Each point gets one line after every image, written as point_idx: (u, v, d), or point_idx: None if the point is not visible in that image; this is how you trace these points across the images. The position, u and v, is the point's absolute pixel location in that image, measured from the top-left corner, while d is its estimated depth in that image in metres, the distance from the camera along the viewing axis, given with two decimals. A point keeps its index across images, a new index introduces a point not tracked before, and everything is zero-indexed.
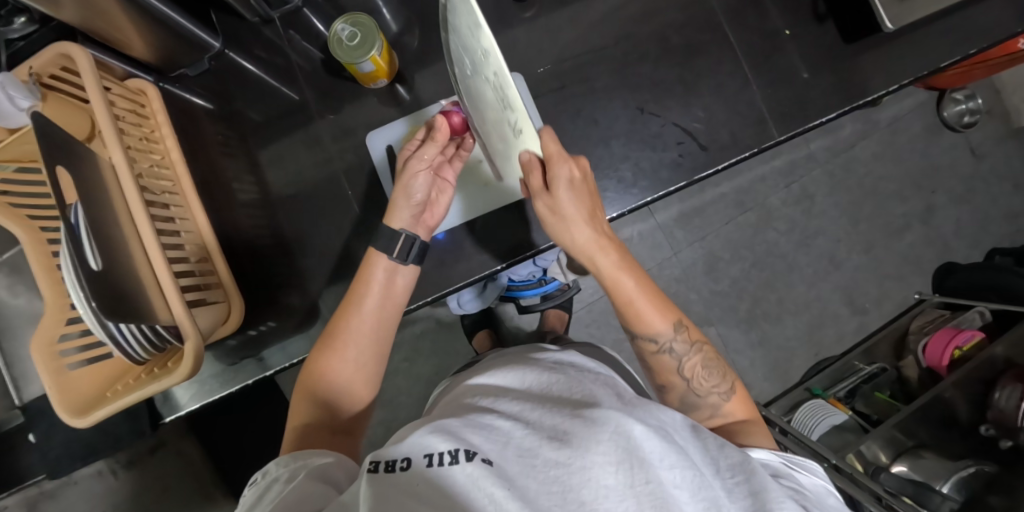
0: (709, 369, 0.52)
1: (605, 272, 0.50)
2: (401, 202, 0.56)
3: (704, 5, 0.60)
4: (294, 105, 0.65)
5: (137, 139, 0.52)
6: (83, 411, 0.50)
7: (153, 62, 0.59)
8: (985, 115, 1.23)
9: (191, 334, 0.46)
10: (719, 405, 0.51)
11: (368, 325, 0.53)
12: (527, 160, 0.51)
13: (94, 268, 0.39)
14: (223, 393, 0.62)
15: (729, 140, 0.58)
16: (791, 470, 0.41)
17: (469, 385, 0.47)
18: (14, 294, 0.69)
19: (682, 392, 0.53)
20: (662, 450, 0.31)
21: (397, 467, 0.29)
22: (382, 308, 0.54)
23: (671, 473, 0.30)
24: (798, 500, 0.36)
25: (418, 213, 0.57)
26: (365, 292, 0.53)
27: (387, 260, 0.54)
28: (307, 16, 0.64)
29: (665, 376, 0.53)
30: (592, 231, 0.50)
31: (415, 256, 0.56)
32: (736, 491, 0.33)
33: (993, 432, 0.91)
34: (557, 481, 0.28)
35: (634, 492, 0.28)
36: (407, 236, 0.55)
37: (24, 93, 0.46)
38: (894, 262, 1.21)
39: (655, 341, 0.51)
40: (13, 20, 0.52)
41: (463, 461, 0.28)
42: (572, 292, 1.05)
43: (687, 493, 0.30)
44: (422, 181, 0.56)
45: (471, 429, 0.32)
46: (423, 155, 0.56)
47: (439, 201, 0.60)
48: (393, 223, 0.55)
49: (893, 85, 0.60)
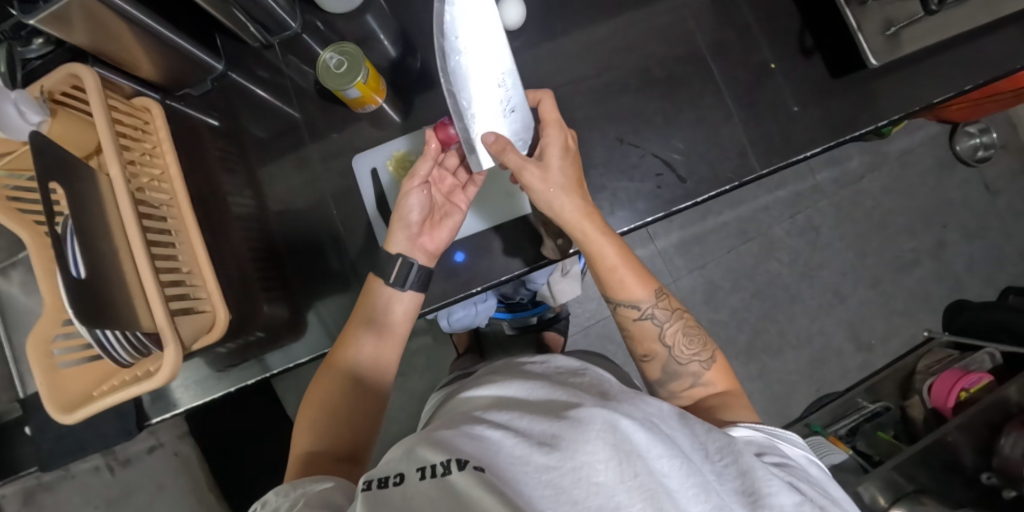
0: (689, 336, 0.55)
1: (588, 239, 0.53)
2: (396, 225, 0.58)
3: (690, 40, 0.61)
4: (292, 125, 0.68)
5: (139, 154, 0.55)
6: (71, 408, 0.52)
7: (158, 81, 0.62)
8: (1000, 149, 1.20)
9: (169, 339, 0.48)
10: (700, 373, 0.53)
11: (367, 352, 0.55)
12: (495, 139, 0.51)
13: (79, 277, 0.42)
14: (206, 398, 0.63)
15: (708, 173, 0.59)
16: (773, 442, 0.42)
17: (461, 395, 0.47)
18: (25, 292, 0.73)
19: (664, 360, 0.55)
20: (649, 440, 0.30)
21: (391, 482, 0.29)
22: (382, 338, 0.56)
23: (660, 464, 0.29)
24: (791, 481, 0.35)
25: (415, 234, 0.58)
26: (361, 322, 0.56)
27: (386, 286, 0.57)
28: (305, 41, 0.67)
29: (648, 345, 0.56)
30: (569, 194, 0.52)
31: (413, 282, 0.57)
32: (726, 473, 0.33)
33: (996, 480, 0.88)
34: (550, 484, 0.28)
35: (625, 486, 0.28)
36: (404, 260, 0.56)
37: (35, 109, 0.50)
38: (903, 297, 1.18)
39: (636, 308, 0.55)
40: (31, 41, 0.55)
41: (456, 470, 0.27)
42: (562, 316, 1.05)
43: (677, 480, 0.29)
44: (416, 201, 0.57)
45: (463, 438, 0.31)
46: (414, 177, 0.57)
47: (446, 225, 0.60)
48: (391, 248, 0.58)
49: (881, 121, 0.59)
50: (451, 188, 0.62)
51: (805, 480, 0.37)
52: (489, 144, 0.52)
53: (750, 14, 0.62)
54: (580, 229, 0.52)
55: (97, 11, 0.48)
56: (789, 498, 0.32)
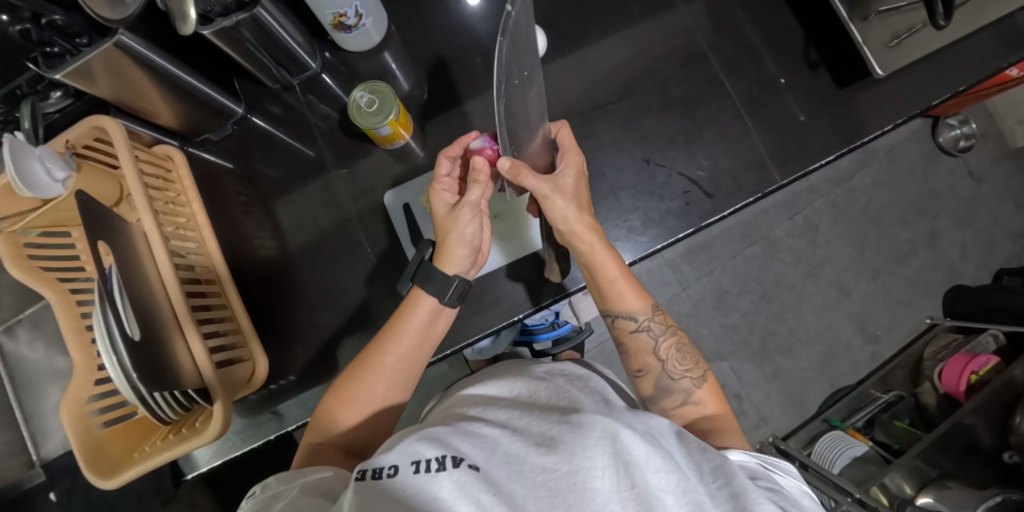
0: (682, 353, 0.54)
1: (593, 253, 0.52)
2: (457, 249, 0.54)
3: (702, 61, 0.64)
4: (310, 163, 0.67)
5: (164, 203, 0.56)
6: (110, 472, 0.50)
7: (177, 128, 0.62)
8: (980, 138, 1.26)
9: (220, 395, 0.50)
10: (691, 390, 0.52)
11: (403, 358, 0.52)
12: (513, 165, 0.47)
13: (134, 338, 0.42)
14: (243, 450, 0.61)
15: (732, 186, 0.61)
16: (768, 470, 0.40)
17: (458, 396, 0.47)
18: (33, 350, 0.70)
19: (657, 375, 0.54)
20: (648, 452, 0.30)
21: (384, 474, 0.28)
22: (419, 342, 0.53)
23: (657, 477, 0.29)
24: (777, 502, 0.34)
25: (472, 257, 0.56)
26: (401, 329, 0.52)
27: (437, 303, 0.53)
28: (326, 80, 0.68)
29: (642, 359, 0.55)
30: (580, 210, 0.52)
31: (463, 297, 0.55)
32: (720, 495, 0.32)
33: (1018, 458, 0.90)
34: (545, 486, 0.28)
35: (619, 496, 0.28)
36: (461, 280, 0.54)
37: (60, 165, 0.50)
38: (904, 287, 1.21)
39: (633, 320, 0.55)
40: (49, 95, 0.54)
41: (450, 468, 0.27)
42: (587, 334, 0.99)
43: (672, 496, 0.29)
44: (474, 227, 0.55)
45: (458, 436, 0.31)
46: (468, 200, 0.53)
47: (484, 238, 0.59)
48: (446, 269, 0.54)
49: (886, 125, 0.62)
50: None
51: (799, 508, 0.35)
52: (505, 169, 0.47)
53: (753, 32, 0.65)
54: (588, 242, 0.52)
55: (118, 62, 0.48)
56: None
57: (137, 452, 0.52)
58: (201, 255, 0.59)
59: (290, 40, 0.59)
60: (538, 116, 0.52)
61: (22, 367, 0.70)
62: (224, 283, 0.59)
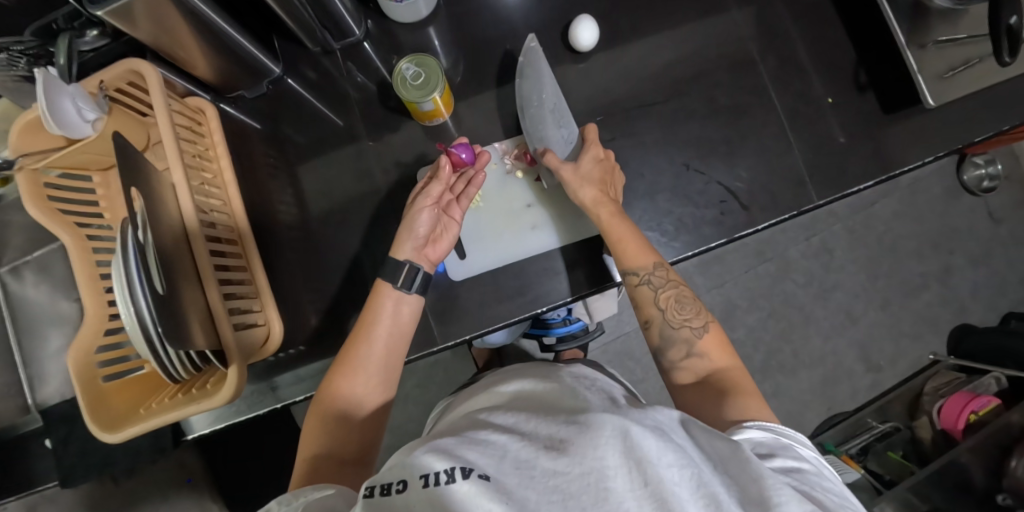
0: (682, 303, 0.52)
1: (599, 217, 0.55)
2: (405, 237, 0.55)
3: (752, 69, 0.63)
4: (341, 132, 0.66)
5: (193, 156, 0.55)
6: (114, 426, 0.49)
7: (211, 81, 0.61)
8: (1004, 180, 1.25)
9: (235, 358, 0.49)
10: (693, 341, 0.50)
11: (380, 351, 0.51)
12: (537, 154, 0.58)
13: (160, 292, 0.40)
14: (247, 416, 0.60)
15: (769, 201, 0.60)
16: (785, 443, 0.37)
17: (466, 408, 0.46)
18: (40, 293, 0.69)
19: (659, 325, 0.52)
20: (660, 447, 0.28)
21: (394, 490, 0.28)
22: (391, 338, 0.52)
23: (670, 472, 0.27)
24: (797, 487, 0.31)
25: (421, 245, 0.56)
26: (373, 320, 0.52)
27: (393, 290, 0.53)
28: (366, 49, 0.66)
29: (644, 311, 0.54)
30: (593, 187, 0.56)
31: (418, 285, 0.54)
32: (734, 485, 0.29)
33: (1010, 502, 0.90)
34: (558, 490, 0.26)
35: (634, 494, 0.26)
36: (411, 266, 0.54)
37: (92, 106, 0.49)
38: (912, 320, 1.21)
39: (634, 274, 0.53)
40: (86, 32, 0.53)
41: (460, 479, 0.26)
42: (594, 335, 0.96)
43: (687, 490, 0.26)
44: (427, 217, 0.55)
45: (467, 446, 0.30)
46: (429, 193, 0.55)
47: (447, 234, 0.58)
48: (397, 255, 0.54)
49: (929, 156, 0.61)
50: (449, 200, 0.59)
51: (821, 488, 0.33)
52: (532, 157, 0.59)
53: (805, 46, 0.64)
54: (596, 214, 0.55)
55: (162, 9, 0.46)
56: (799, 505, 0.28)
57: (143, 408, 0.51)
58: (225, 214, 0.58)
59: (338, 4, 0.58)
60: (558, 122, 0.61)
61: (26, 309, 0.69)
62: (244, 238, 0.58)
